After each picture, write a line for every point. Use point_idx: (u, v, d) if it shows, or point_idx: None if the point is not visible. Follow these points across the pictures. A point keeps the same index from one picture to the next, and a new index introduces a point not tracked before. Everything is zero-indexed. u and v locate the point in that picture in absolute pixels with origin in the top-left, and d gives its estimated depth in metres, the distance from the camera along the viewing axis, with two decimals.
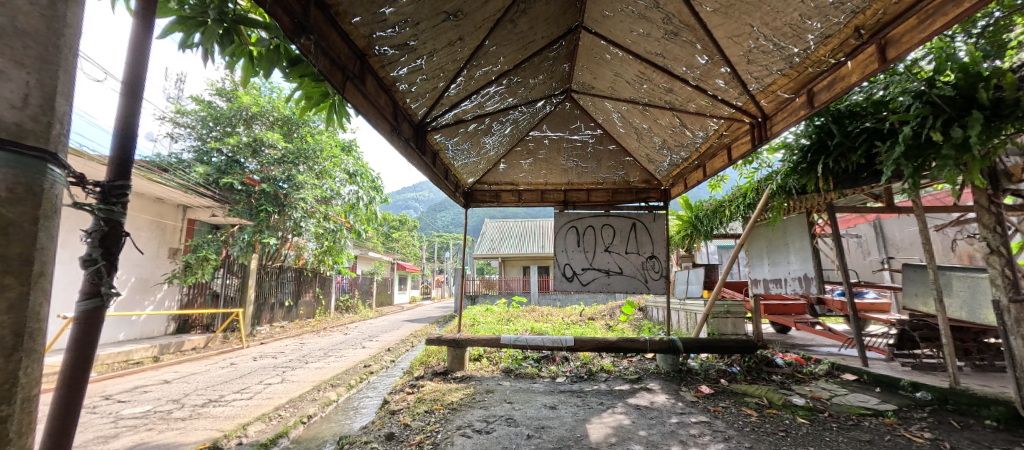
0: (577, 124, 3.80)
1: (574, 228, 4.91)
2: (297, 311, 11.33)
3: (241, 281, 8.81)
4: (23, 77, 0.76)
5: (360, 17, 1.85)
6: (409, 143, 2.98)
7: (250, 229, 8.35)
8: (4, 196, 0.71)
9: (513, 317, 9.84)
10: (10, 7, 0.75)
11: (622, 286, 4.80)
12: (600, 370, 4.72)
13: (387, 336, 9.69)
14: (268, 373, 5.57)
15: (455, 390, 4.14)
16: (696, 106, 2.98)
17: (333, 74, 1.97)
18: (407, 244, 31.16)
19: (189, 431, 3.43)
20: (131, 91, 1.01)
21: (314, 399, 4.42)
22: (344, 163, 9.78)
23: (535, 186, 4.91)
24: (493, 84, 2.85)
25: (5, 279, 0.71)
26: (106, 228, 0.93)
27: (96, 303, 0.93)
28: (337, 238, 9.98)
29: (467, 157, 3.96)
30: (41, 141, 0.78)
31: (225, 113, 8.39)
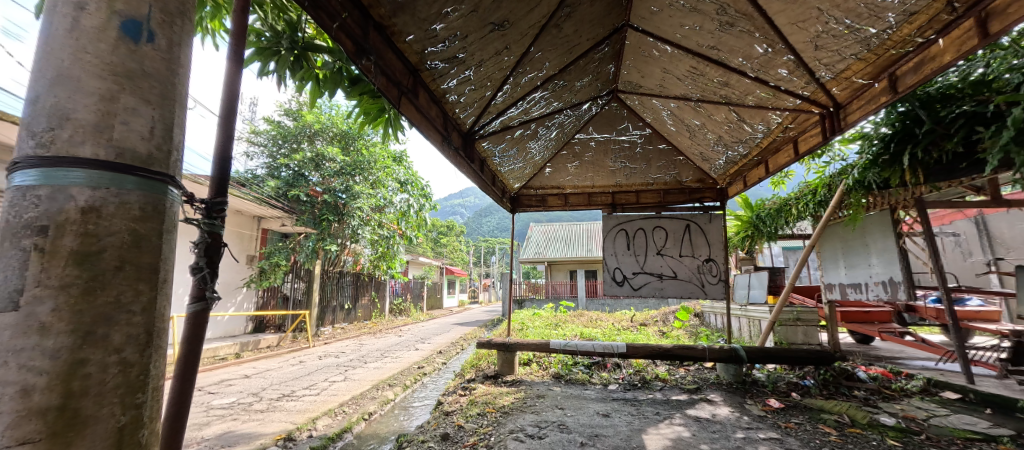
0: (625, 124, 3.71)
1: (623, 231, 4.78)
2: (355, 314, 12.01)
3: (308, 285, 9.53)
4: (151, 114, 0.77)
5: (414, 35, 1.96)
6: (458, 152, 3.09)
7: (314, 237, 9.03)
8: (134, 215, 0.72)
9: (562, 322, 9.74)
10: (139, 54, 0.77)
11: (676, 291, 4.60)
12: (655, 378, 4.55)
13: (439, 338, 10.00)
14: (332, 372, 5.96)
15: (506, 393, 4.19)
16: (755, 99, 2.81)
17: (389, 91, 2.10)
18: (454, 249, 32.01)
19: (267, 422, 3.77)
20: (226, 118, 1.14)
21: (374, 397, 4.67)
22: (396, 173, 10.26)
23: (581, 190, 4.86)
24: (539, 89, 2.87)
25: (138, 286, 0.71)
26: (209, 240, 1.05)
27: (202, 306, 1.05)
28: (391, 244, 10.50)
29: (513, 163, 4.01)
30: (164, 167, 0.79)
31: (292, 131, 9.22)
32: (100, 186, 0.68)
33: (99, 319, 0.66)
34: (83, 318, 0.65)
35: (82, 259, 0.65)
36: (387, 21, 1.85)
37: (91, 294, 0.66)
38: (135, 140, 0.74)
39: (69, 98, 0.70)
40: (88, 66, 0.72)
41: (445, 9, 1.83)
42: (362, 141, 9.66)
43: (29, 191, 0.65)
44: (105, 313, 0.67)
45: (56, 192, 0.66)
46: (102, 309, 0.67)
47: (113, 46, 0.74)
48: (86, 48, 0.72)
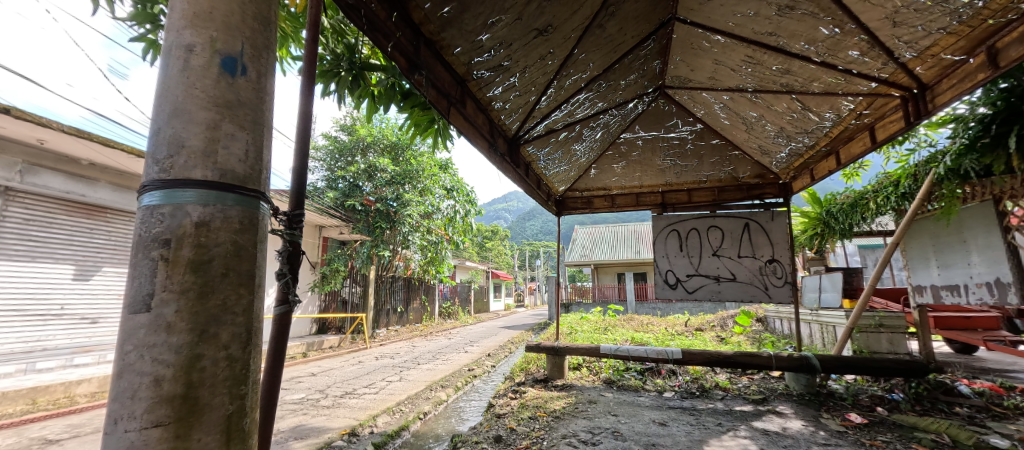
0: (674, 121, 3.56)
1: (676, 232, 4.59)
2: (408, 317, 12.51)
3: (364, 289, 10.07)
4: (246, 138, 0.87)
5: (461, 47, 2.03)
6: (504, 158, 3.15)
7: (369, 244, 9.56)
8: (235, 228, 0.81)
9: (611, 326, 9.51)
10: (235, 86, 0.88)
11: (736, 294, 4.33)
12: (715, 387, 4.31)
13: (487, 341, 10.16)
14: (388, 372, 6.25)
15: (557, 398, 4.16)
16: (822, 85, 2.60)
17: (439, 103, 2.19)
18: (500, 253, 32.40)
19: (334, 417, 4.03)
20: (302, 138, 1.25)
21: (428, 397, 4.83)
22: (443, 180, 10.59)
23: (629, 190, 4.74)
24: (583, 91, 2.86)
25: (240, 290, 0.80)
26: (291, 249, 1.15)
27: (286, 309, 1.15)
28: (439, 249, 10.85)
29: (558, 166, 4.01)
30: (256, 184, 0.88)
31: (347, 145, 9.86)
32: (208, 203, 0.78)
33: (210, 320, 0.76)
34: (199, 319, 0.74)
35: (197, 267, 0.75)
36: (436, 36, 1.93)
37: (205, 298, 0.75)
38: (234, 162, 0.84)
39: (182, 128, 0.81)
40: (198, 101, 0.83)
41: (490, 19, 1.89)
42: (411, 151, 10.09)
43: (155, 210, 0.76)
44: (215, 314, 0.76)
45: (176, 210, 0.76)
46: (213, 311, 0.76)
47: (215, 80, 0.85)
48: (195, 85, 0.83)
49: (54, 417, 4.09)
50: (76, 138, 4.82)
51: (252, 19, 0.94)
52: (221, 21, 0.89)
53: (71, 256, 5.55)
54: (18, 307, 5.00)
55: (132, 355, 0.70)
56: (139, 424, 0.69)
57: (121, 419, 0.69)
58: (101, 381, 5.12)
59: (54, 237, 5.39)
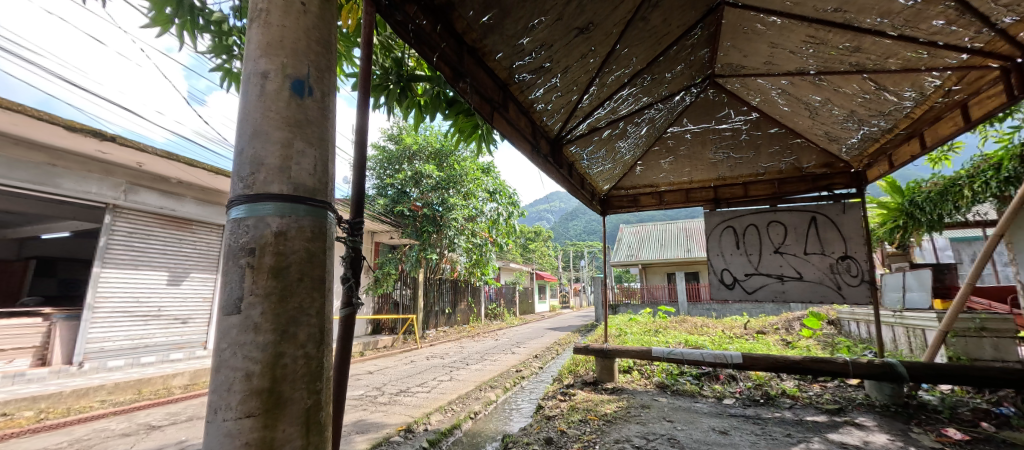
0: (726, 112, 3.34)
1: (731, 229, 4.34)
2: (455, 318, 12.81)
3: (414, 291, 10.47)
4: (314, 154, 0.95)
5: (502, 52, 2.07)
6: (547, 159, 3.15)
7: (417, 248, 9.95)
8: (306, 237, 0.88)
9: (661, 328, 9.16)
10: (305, 107, 0.96)
11: (802, 294, 4.02)
12: (782, 395, 4.01)
13: (534, 342, 10.17)
14: (439, 371, 6.44)
15: (608, 401, 4.08)
16: (899, 61, 2.35)
17: (483, 109, 2.24)
18: (543, 254, 32.38)
19: (390, 414, 4.23)
20: (360, 150, 1.33)
21: (478, 397, 4.92)
22: (486, 183, 10.76)
23: (678, 186, 4.56)
24: (627, 87, 2.79)
25: (313, 293, 0.87)
26: (353, 254, 1.22)
27: (350, 310, 1.21)
28: (484, 251, 11.05)
29: (602, 164, 3.94)
30: (323, 196, 0.95)
31: (395, 154, 10.32)
32: (285, 215, 0.86)
33: (289, 321, 0.83)
34: (280, 319, 0.82)
35: (277, 272, 0.83)
36: (478, 44, 1.98)
37: (284, 301, 0.83)
38: (305, 176, 0.92)
39: (259, 147, 0.89)
40: (274, 123, 0.91)
41: (531, 22, 1.91)
42: (454, 157, 10.37)
43: (241, 222, 0.84)
44: (294, 316, 0.84)
45: (258, 221, 0.84)
46: (291, 312, 0.83)
47: (286, 102, 0.93)
48: (271, 108, 0.91)
49: (156, 405, 4.63)
50: (167, 160, 5.47)
51: (316, 43, 1.02)
52: (290, 48, 0.97)
53: (165, 264, 6.28)
54: (125, 308, 5.77)
55: (226, 352, 0.79)
56: (234, 413, 0.77)
57: (219, 410, 0.77)
58: (192, 375, 5.73)
59: (152, 247, 6.15)
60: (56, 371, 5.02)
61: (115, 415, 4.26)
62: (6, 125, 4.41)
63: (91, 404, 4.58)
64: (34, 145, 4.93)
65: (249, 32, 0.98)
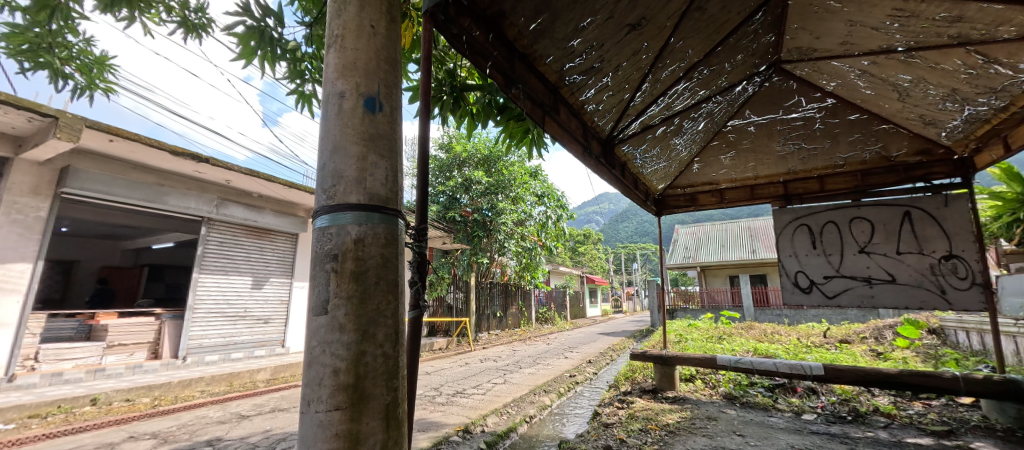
0: (795, 100, 3.03)
1: (806, 227, 3.97)
2: (506, 321, 12.95)
3: (466, 295, 10.73)
4: (386, 166, 1.01)
5: (553, 56, 2.08)
6: (599, 160, 3.09)
7: (469, 252, 10.23)
8: (380, 243, 0.94)
9: (726, 335, 8.58)
10: (376, 121, 1.03)
11: (896, 299, 3.57)
12: (874, 412, 3.59)
13: (587, 347, 9.98)
14: (493, 374, 6.54)
15: (670, 411, 3.90)
16: (1013, 28, 2.04)
17: (535, 113, 2.26)
18: (594, 258, 31.79)
19: (448, 414, 4.35)
20: (422, 159, 1.39)
21: (533, 401, 4.92)
22: (533, 187, 10.80)
23: (741, 183, 4.27)
24: (682, 81, 2.66)
25: (387, 294, 0.93)
26: (419, 259, 1.28)
27: (417, 313, 1.26)
28: (533, 255, 11.39)
29: (657, 163, 3.81)
30: (394, 205, 1.01)
31: (446, 162, 10.67)
32: (362, 223, 0.92)
33: (368, 322, 0.89)
34: (361, 319, 0.88)
35: (357, 276, 0.89)
36: (529, 50, 2.00)
37: (364, 304, 0.89)
38: (378, 186, 0.98)
39: (339, 162, 0.96)
40: (350, 138, 0.99)
41: (582, 23, 1.90)
42: (502, 162, 10.54)
43: (325, 230, 0.92)
44: (372, 317, 0.90)
45: (339, 230, 0.91)
46: (370, 314, 0.89)
47: (360, 119, 1.00)
48: (349, 125, 0.99)
49: (245, 397, 5.16)
50: (250, 176, 6.12)
51: (384, 62, 1.10)
52: (362, 69, 1.05)
53: (249, 269, 7.02)
54: (218, 310, 6.49)
55: (316, 349, 0.85)
56: (325, 406, 0.83)
57: (312, 402, 0.84)
58: (274, 370, 6.30)
59: (238, 254, 6.88)
60: (166, 363, 5.75)
61: (212, 404, 4.80)
62: (125, 152, 5.17)
63: (193, 394, 5.19)
64: (146, 168, 5.72)
65: (328, 57, 1.07)
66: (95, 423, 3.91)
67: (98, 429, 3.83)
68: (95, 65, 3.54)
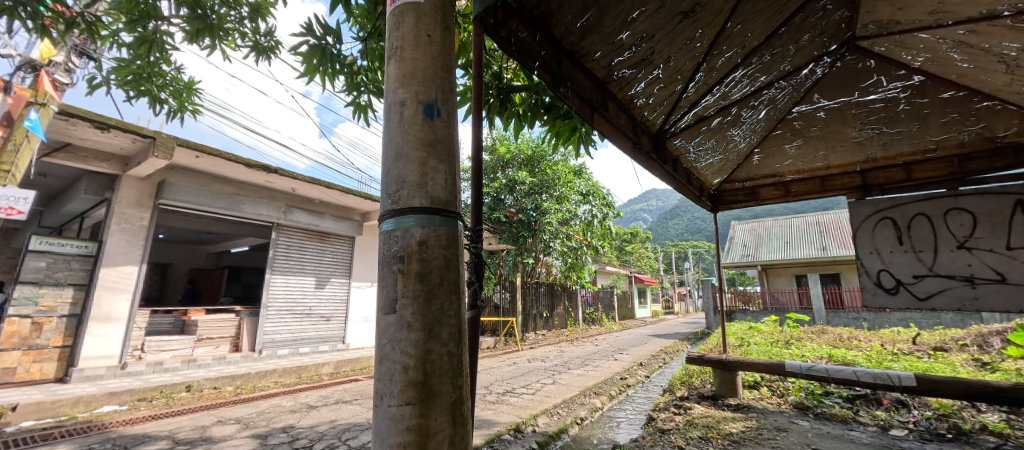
0: (874, 79, 2.71)
1: (891, 220, 3.52)
2: (553, 321, 12.89)
3: (513, 295, 10.82)
4: (445, 170, 1.04)
5: (601, 51, 2.03)
6: (649, 155, 2.98)
7: (514, 253, 10.32)
8: (442, 245, 0.97)
9: (792, 339, 7.93)
10: (435, 127, 1.06)
11: (1007, 303, 3.06)
12: (981, 431, 3.14)
13: (637, 349, 9.67)
14: (541, 374, 6.52)
15: (732, 419, 3.67)
16: None
17: (583, 111, 2.22)
18: (642, 257, 30.76)
19: (498, 412, 4.40)
20: (476, 163, 1.42)
21: (583, 403, 4.84)
22: (578, 185, 10.67)
23: (809, 174, 3.93)
24: (740, 67, 2.49)
25: (449, 294, 0.95)
26: (476, 259, 1.30)
27: (476, 313, 1.28)
28: (578, 254, 11.11)
29: (712, 156, 3.61)
30: (453, 207, 1.03)
31: (490, 164, 10.80)
32: (425, 225, 0.96)
33: (433, 321, 0.92)
34: (427, 318, 0.91)
35: (422, 277, 0.93)
36: (577, 47, 1.97)
37: (429, 303, 0.92)
38: (439, 189, 1.01)
39: (401, 168, 1.00)
40: (412, 145, 1.03)
41: (631, 14, 1.84)
42: (546, 162, 10.52)
43: (391, 233, 0.96)
44: (437, 317, 0.93)
45: (404, 232, 0.95)
46: (435, 313, 0.92)
47: (419, 125, 1.04)
48: (410, 133, 1.03)
49: (312, 388, 5.57)
50: (312, 184, 6.60)
51: (441, 69, 1.13)
52: (420, 77, 1.09)
53: (313, 270, 7.59)
54: (287, 308, 7.06)
55: (387, 347, 0.90)
56: (397, 400, 0.87)
57: (385, 396, 0.88)
58: (337, 365, 6.74)
59: (304, 256, 7.45)
60: (245, 356, 6.34)
61: (285, 394, 5.23)
62: (208, 166, 5.78)
63: (268, 384, 5.68)
64: (225, 180, 6.36)
65: (388, 68, 1.13)
66: (190, 408, 4.41)
67: (193, 412, 4.32)
68: (185, 90, 3.95)
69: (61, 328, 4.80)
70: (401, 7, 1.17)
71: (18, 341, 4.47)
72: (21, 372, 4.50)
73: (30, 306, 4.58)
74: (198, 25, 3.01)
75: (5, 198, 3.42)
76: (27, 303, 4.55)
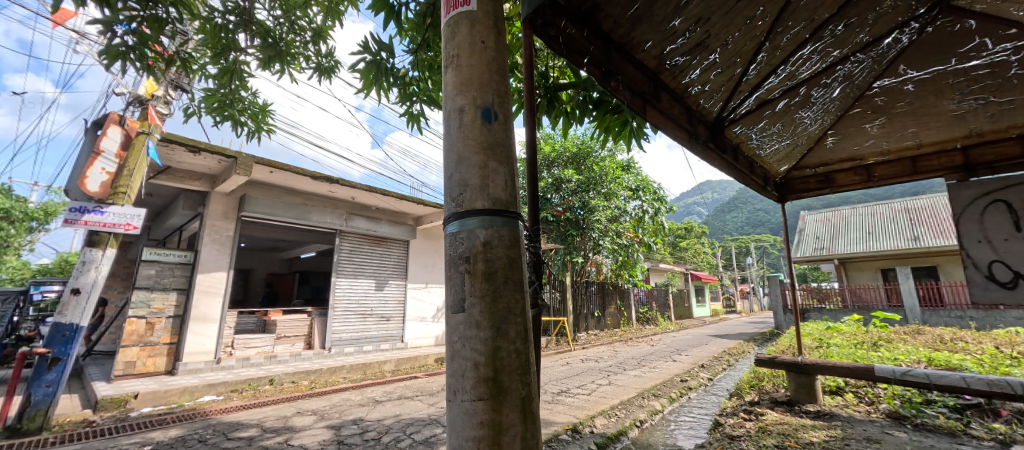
0: (976, 43, 2.33)
1: (1004, 203, 2.96)
2: (605, 321, 12.61)
3: (563, 294, 10.75)
4: (505, 171, 1.06)
5: (652, 40, 1.97)
6: (707, 145, 2.82)
7: (563, 252, 10.24)
8: (505, 245, 0.99)
9: (878, 340, 7.11)
10: (493, 130, 1.09)
11: None
12: None
13: (696, 350, 9.20)
14: (596, 375, 6.39)
15: (812, 427, 3.37)
16: None
17: (635, 104, 2.15)
18: (699, 253, 29.16)
19: (554, 412, 4.39)
20: (531, 164, 1.43)
21: (642, 405, 4.68)
22: (626, 180, 10.36)
23: (896, 155, 3.51)
24: (808, 44, 2.29)
25: (511, 292, 0.97)
26: (535, 258, 1.31)
27: (538, 311, 1.29)
28: (630, 252, 10.88)
29: (778, 141, 3.34)
30: (513, 207, 1.05)
31: None
32: (489, 226, 0.98)
33: (501, 319, 0.94)
34: (493, 316, 0.94)
35: (487, 276, 0.96)
36: (626, 38, 1.92)
37: (495, 302, 0.95)
38: (500, 190, 1.03)
39: (464, 172, 1.04)
40: (472, 149, 1.06)
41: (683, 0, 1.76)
42: (592, 158, 10.30)
43: (456, 235, 1.00)
44: (504, 314, 0.95)
45: (469, 234, 0.99)
46: (502, 312, 0.95)
47: (478, 129, 1.07)
48: (470, 138, 1.07)
49: (377, 384, 5.91)
50: (370, 192, 7.01)
51: (496, 73, 1.15)
52: (477, 82, 1.12)
53: (373, 273, 8.05)
54: (351, 309, 7.55)
55: (458, 343, 0.94)
56: (469, 396, 0.90)
57: (458, 391, 0.92)
58: (398, 362, 7.09)
59: (365, 260, 7.92)
60: (317, 353, 6.87)
61: (353, 389, 5.61)
62: (281, 180, 6.34)
63: (338, 379, 6.11)
64: (295, 192, 6.93)
65: (446, 77, 1.17)
66: (273, 399, 4.87)
67: (276, 404, 4.76)
68: (261, 113, 4.27)
69: (169, 328, 5.49)
70: (456, 17, 1.21)
71: (137, 338, 5.20)
72: (139, 365, 5.21)
73: (145, 308, 5.29)
74: (269, 52, 3.31)
75: (123, 216, 4.03)
76: (142, 306, 5.27)
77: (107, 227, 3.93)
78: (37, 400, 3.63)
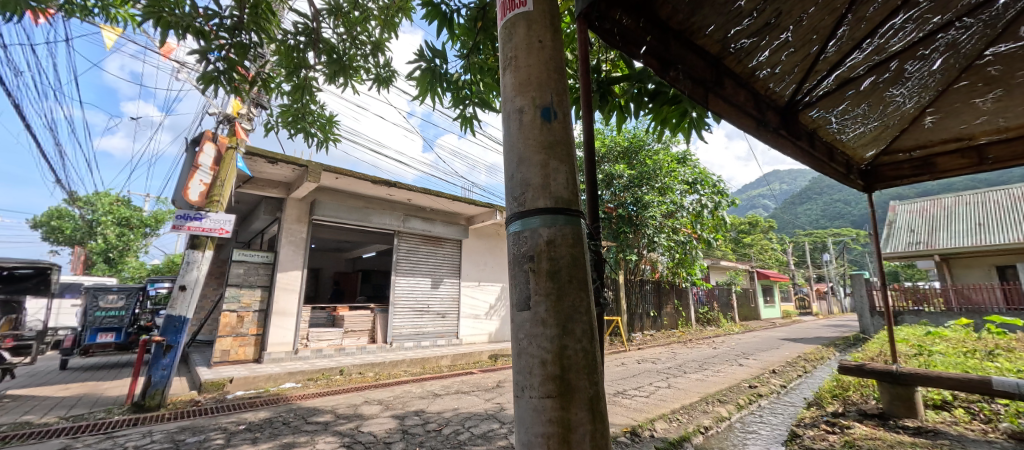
0: None
1: None
2: (661, 322, 12.09)
3: (617, 293, 10.47)
4: (567, 170, 1.06)
5: (715, 24, 1.85)
6: (779, 133, 2.59)
7: (615, 249, 9.98)
8: (569, 243, 0.99)
9: (992, 348, 6.13)
10: (553, 128, 1.09)
11: None
12: None
13: (765, 354, 8.53)
14: (655, 377, 6.14)
15: (911, 444, 2.99)
16: None
17: (697, 93, 2.03)
18: (766, 250, 26.98)
19: (610, 414, 4.29)
20: (589, 162, 1.41)
21: (706, 411, 4.42)
22: (682, 174, 9.87)
23: (1016, 132, 3.00)
24: (900, 12, 2.03)
25: (575, 291, 0.97)
26: (596, 256, 1.28)
27: (600, 310, 1.27)
28: (688, 249, 10.32)
29: (863, 123, 3.00)
30: (575, 205, 1.04)
31: None
32: (552, 225, 0.98)
33: (566, 318, 0.94)
34: (558, 314, 0.94)
35: (552, 274, 0.96)
36: (685, 24, 1.83)
37: (560, 300, 0.95)
38: (561, 189, 1.03)
39: (525, 171, 1.05)
40: (533, 149, 1.07)
41: None
42: (644, 152, 9.97)
43: (520, 234, 1.02)
44: (569, 313, 0.95)
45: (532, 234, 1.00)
46: (567, 310, 0.95)
47: (538, 129, 1.08)
48: (530, 138, 1.08)
49: (435, 378, 6.16)
50: (425, 194, 7.32)
51: (554, 72, 1.15)
52: (536, 82, 1.13)
53: (429, 272, 8.39)
54: (410, 306, 7.93)
55: (524, 341, 0.96)
56: (538, 392, 0.91)
57: (526, 387, 0.93)
58: (455, 358, 7.33)
59: (421, 260, 8.28)
60: (381, 347, 7.30)
61: (413, 381, 5.89)
62: (346, 185, 6.80)
63: (399, 372, 6.44)
64: (358, 196, 7.42)
65: (504, 78, 1.19)
66: (342, 388, 5.26)
67: (346, 392, 5.13)
68: (329, 124, 4.61)
69: (256, 321, 6.14)
70: (512, 19, 1.22)
71: (230, 329, 5.86)
72: (233, 353, 5.87)
73: (236, 302, 5.97)
74: (334, 67, 3.57)
75: (217, 221, 4.51)
76: (234, 300, 5.95)
77: (206, 231, 4.44)
78: (156, 381, 4.21)
